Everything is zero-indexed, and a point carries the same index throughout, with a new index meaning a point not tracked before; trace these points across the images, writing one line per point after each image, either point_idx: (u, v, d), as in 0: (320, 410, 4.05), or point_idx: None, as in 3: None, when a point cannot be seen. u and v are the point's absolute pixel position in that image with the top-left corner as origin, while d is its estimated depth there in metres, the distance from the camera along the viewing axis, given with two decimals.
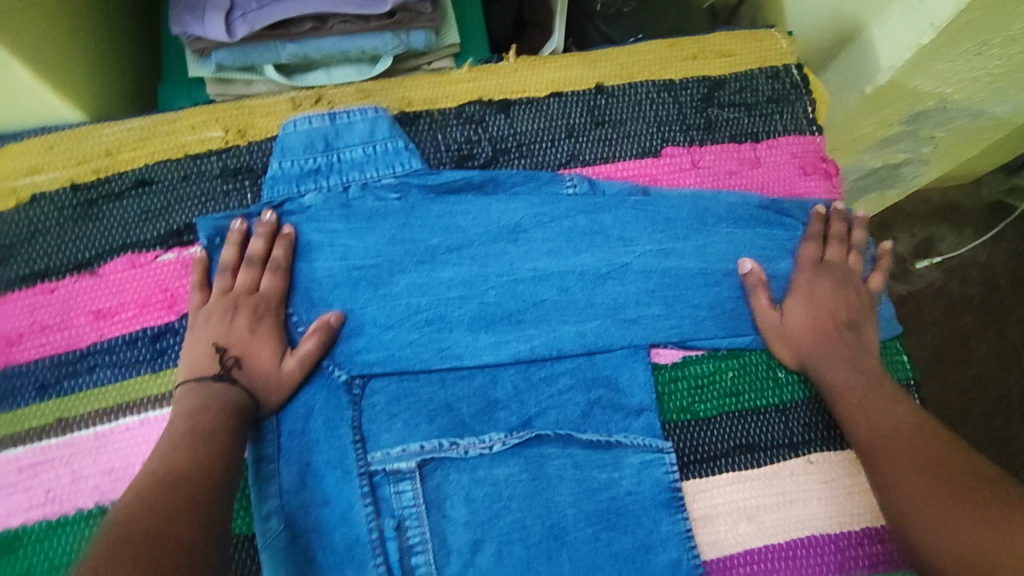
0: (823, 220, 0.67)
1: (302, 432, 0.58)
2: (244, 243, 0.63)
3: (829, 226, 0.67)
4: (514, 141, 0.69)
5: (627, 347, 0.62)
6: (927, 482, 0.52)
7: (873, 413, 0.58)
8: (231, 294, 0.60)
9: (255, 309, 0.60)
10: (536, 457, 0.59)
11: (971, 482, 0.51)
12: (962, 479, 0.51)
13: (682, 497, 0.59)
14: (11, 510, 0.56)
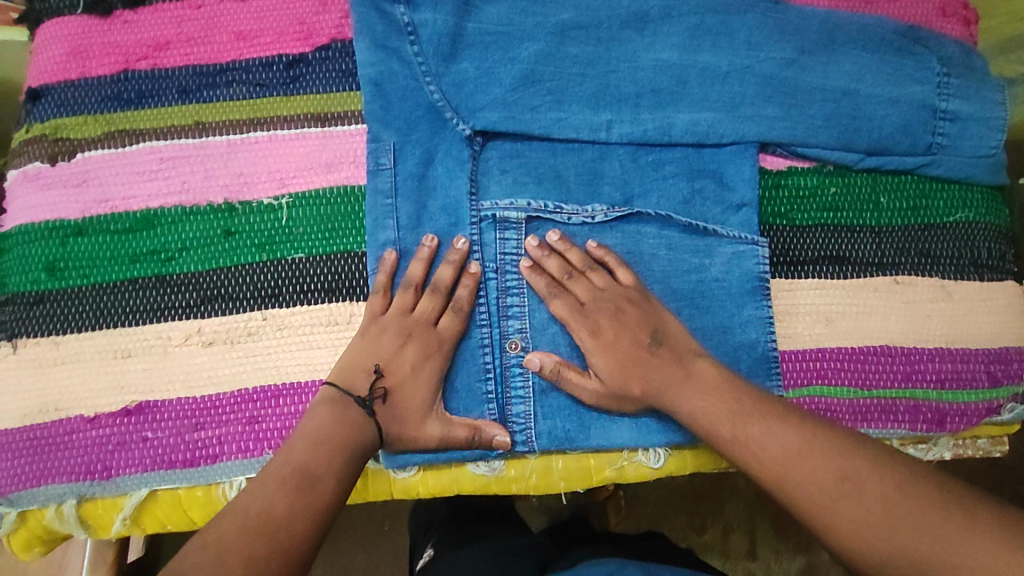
0: (953, 58, 0.65)
1: (421, 175, 0.61)
2: None
3: (960, 66, 0.65)
4: None
5: (737, 145, 0.63)
6: (830, 500, 0.47)
7: (715, 423, 0.53)
8: (366, 33, 0.62)
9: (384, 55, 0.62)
10: (633, 233, 0.62)
11: (884, 473, 0.46)
12: (866, 481, 0.46)
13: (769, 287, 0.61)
14: (151, 193, 0.60)
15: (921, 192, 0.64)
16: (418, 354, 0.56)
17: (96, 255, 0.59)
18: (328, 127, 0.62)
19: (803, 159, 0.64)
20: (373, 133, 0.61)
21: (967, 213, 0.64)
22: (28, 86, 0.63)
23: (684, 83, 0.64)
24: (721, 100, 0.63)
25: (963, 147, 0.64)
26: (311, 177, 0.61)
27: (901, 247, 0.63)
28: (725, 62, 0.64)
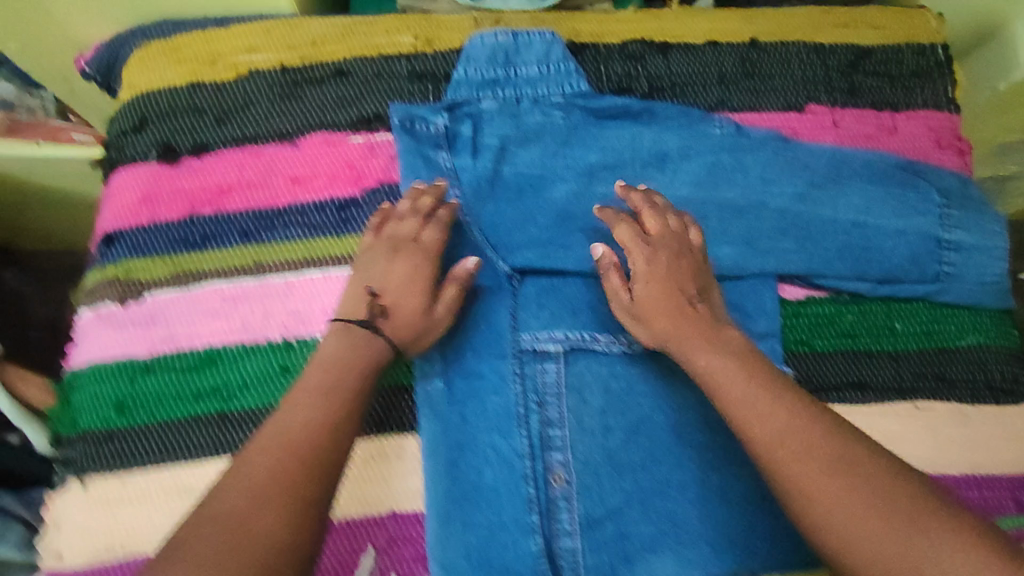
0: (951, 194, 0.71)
1: (466, 311, 0.66)
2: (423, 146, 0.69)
3: (959, 198, 0.71)
4: (668, 81, 0.74)
5: (758, 277, 0.68)
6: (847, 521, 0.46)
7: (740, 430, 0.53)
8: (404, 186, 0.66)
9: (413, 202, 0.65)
10: (668, 361, 0.66)
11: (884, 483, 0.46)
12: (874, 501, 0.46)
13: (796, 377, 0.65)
14: (214, 331, 0.65)
15: (934, 317, 0.69)
16: (410, 274, 0.62)
17: (162, 394, 0.63)
18: None
19: (817, 288, 0.69)
20: None
21: (977, 336, 0.69)
22: (102, 231, 0.68)
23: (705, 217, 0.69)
24: (741, 234, 0.68)
25: (967, 274, 0.69)
26: None
27: (918, 371, 0.67)
28: (742, 198, 0.70)
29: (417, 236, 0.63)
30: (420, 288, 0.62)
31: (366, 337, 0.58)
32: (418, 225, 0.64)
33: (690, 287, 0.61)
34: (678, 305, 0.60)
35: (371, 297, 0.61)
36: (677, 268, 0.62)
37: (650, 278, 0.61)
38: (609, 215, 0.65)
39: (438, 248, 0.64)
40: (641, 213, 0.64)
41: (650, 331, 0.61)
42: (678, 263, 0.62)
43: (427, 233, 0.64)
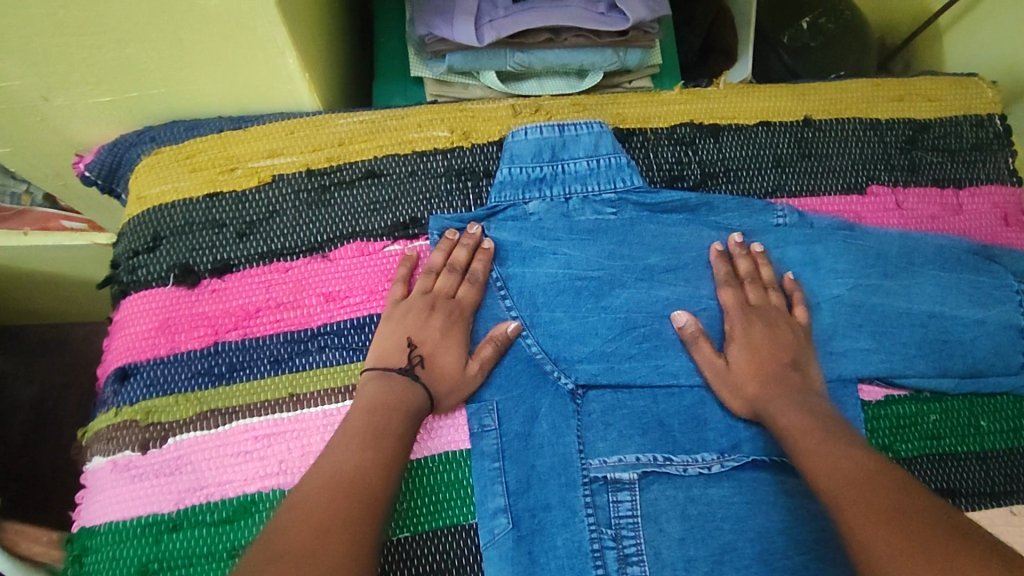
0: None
1: (527, 435, 0.59)
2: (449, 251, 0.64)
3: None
4: (721, 165, 0.70)
5: (836, 380, 0.63)
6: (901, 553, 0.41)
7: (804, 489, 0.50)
8: (431, 294, 0.62)
9: (450, 313, 0.62)
10: (749, 480, 0.60)
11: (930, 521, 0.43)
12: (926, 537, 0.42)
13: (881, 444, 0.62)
14: (249, 476, 0.57)
15: (1018, 411, 0.64)
16: (450, 336, 0.61)
17: (193, 553, 0.55)
18: None
19: (897, 386, 0.64)
20: (473, 393, 0.61)
21: None
22: (115, 365, 0.61)
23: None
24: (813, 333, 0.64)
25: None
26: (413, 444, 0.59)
27: (1011, 473, 0.62)
28: (810, 293, 0.66)
29: (454, 293, 0.63)
30: (456, 341, 0.61)
31: (405, 384, 0.57)
32: (452, 284, 0.63)
33: (785, 356, 0.61)
34: (774, 369, 0.61)
35: (410, 346, 0.60)
36: (772, 342, 0.62)
37: (750, 345, 0.62)
38: (725, 276, 0.65)
39: (474, 305, 0.63)
40: (747, 283, 0.65)
41: (744, 398, 0.60)
42: (773, 338, 0.62)
43: (462, 291, 0.63)
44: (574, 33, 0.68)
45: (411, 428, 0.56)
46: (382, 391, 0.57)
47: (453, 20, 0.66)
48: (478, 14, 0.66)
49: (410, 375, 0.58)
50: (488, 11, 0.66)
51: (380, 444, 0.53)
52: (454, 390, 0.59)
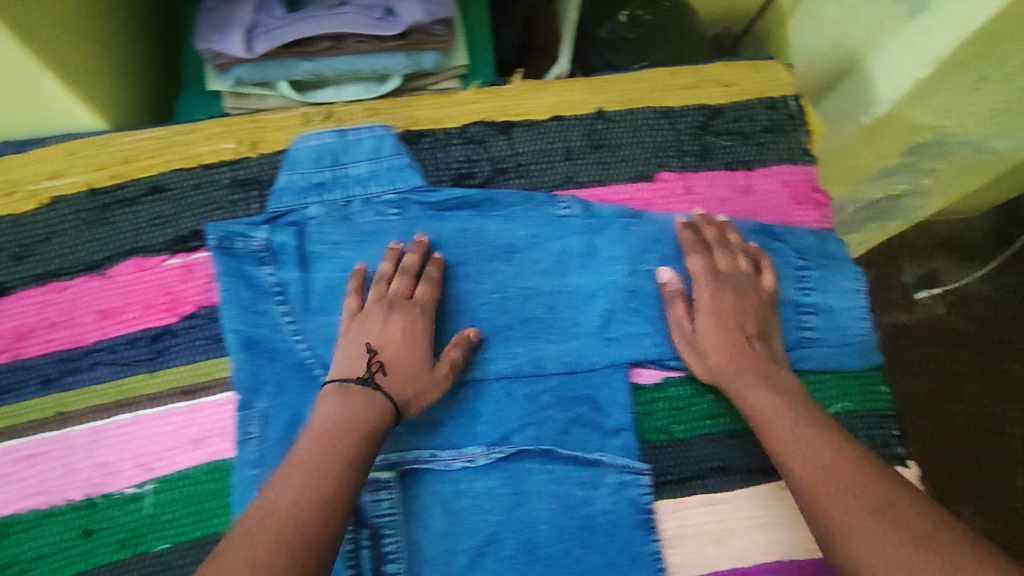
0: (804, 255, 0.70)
1: (288, 440, 0.61)
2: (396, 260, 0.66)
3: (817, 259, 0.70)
4: (512, 161, 0.71)
5: (609, 365, 0.65)
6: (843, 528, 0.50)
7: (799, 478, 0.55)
8: (386, 299, 0.63)
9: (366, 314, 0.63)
10: (517, 471, 0.62)
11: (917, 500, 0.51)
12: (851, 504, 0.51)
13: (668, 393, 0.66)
14: (7, 498, 0.60)
15: None
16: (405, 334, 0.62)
17: None
18: (194, 398, 0.63)
19: (673, 367, 0.66)
20: (242, 401, 0.62)
21: (843, 402, 0.66)
22: None
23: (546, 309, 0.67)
24: (586, 322, 0.67)
25: (826, 342, 0.67)
26: (176, 455, 0.61)
27: None
28: (590, 284, 0.68)
29: (411, 296, 0.64)
30: (417, 342, 0.62)
31: (362, 391, 0.58)
32: (406, 287, 0.64)
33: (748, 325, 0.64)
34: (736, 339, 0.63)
35: (370, 353, 0.60)
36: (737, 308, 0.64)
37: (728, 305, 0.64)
38: (690, 244, 0.67)
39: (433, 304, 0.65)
40: (715, 248, 0.67)
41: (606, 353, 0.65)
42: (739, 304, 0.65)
43: (420, 291, 0.64)
44: (356, 39, 0.68)
45: (364, 447, 0.55)
46: (337, 409, 0.56)
47: (226, 34, 0.65)
48: (251, 26, 0.65)
49: (368, 385, 0.58)
50: (262, 22, 0.65)
51: (325, 476, 0.52)
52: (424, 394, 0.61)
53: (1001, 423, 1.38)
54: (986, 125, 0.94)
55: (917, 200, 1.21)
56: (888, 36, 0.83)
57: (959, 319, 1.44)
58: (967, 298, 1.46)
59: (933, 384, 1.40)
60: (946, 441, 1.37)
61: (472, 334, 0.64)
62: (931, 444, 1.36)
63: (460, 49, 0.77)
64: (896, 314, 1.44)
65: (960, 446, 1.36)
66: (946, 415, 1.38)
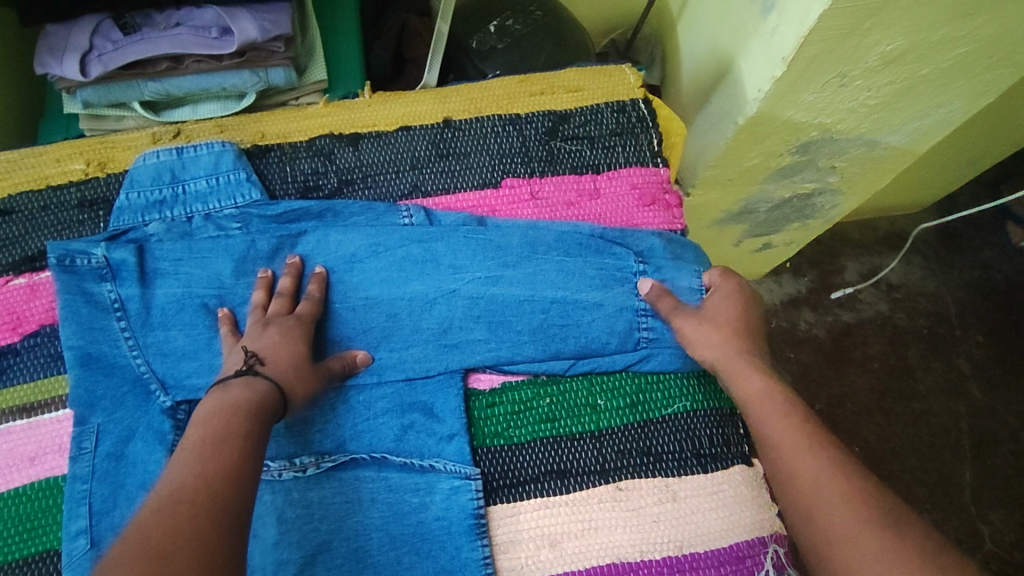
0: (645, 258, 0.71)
1: (119, 455, 0.59)
2: (271, 286, 0.66)
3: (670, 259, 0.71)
4: (359, 172, 0.72)
5: (444, 373, 0.65)
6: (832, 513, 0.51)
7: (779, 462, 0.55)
8: (267, 317, 0.63)
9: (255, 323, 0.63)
10: (351, 479, 0.61)
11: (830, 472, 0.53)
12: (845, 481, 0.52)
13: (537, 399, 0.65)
14: None
15: (636, 387, 0.66)
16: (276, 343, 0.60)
17: None
18: (32, 416, 0.62)
19: (513, 372, 0.66)
20: (78, 416, 0.60)
21: (683, 402, 0.66)
22: None
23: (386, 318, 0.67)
24: (428, 328, 0.66)
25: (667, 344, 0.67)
26: (12, 473, 0.60)
27: (622, 449, 0.64)
28: (430, 292, 0.67)
29: (291, 312, 0.64)
30: (297, 345, 0.61)
31: (246, 384, 0.56)
32: (286, 305, 0.64)
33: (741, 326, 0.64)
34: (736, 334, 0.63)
35: (249, 354, 0.59)
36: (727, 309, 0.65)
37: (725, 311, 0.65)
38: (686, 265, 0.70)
39: (313, 319, 0.64)
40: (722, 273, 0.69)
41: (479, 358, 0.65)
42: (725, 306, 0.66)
43: (301, 307, 0.64)
44: (194, 59, 0.71)
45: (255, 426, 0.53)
46: (212, 401, 0.55)
47: (62, 58, 0.68)
48: (87, 50, 0.68)
49: (246, 376, 0.57)
50: (98, 46, 0.69)
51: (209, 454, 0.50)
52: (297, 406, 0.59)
53: (955, 419, 1.36)
54: (868, 122, 0.95)
55: (829, 203, 1.21)
56: (747, 37, 0.85)
57: (903, 316, 1.45)
58: (912, 294, 1.47)
59: (883, 381, 1.39)
60: (899, 438, 1.34)
61: (359, 356, 0.64)
62: (884, 442, 1.34)
63: (316, 65, 0.80)
64: (840, 312, 1.45)
65: (914, 443, 1.34)
66: (898, 413, 1.36)
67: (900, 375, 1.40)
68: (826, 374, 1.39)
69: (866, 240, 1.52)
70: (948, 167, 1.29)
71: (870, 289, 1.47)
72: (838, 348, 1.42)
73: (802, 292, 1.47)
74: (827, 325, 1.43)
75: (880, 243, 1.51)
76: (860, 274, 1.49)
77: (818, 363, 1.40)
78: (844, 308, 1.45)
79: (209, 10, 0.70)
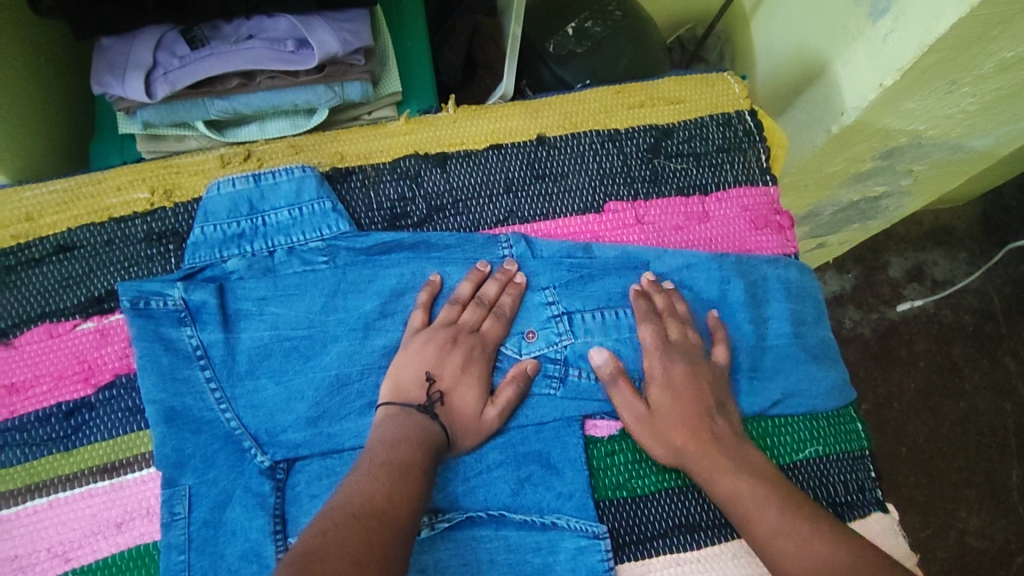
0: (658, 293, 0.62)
1: (217, 522, 0.55)
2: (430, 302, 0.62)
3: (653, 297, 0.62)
4: (449, 198, 0.66)
5: (560, 420, 0.60)
6: None
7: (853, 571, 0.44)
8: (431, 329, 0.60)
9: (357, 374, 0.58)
10: (468, 539, 0.56)
11: None
12: None
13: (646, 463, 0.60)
14: None
15: (763, 431, 0.61)
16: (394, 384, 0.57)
17: None
18: (114, 477, 0.57)
19: None
20: (166, 478, 0.56)
21: (814, 446, 0.61)
22: None
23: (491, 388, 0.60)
24: (537, 390, 0.60)
25: (797, 384, 0.62)
26: (98, 542, 0.56)
27: None
28: (541, 352, 0.62)
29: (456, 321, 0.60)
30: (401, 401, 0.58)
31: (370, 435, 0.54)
32: (453, 316, 0.60)
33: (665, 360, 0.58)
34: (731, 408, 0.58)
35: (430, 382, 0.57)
36: (659, 369, 0.59)
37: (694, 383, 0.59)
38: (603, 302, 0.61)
39: (496, 343, 0.61)
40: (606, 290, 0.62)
41: None
42: (658, 364, 0.59)
43: (455, 327, 0.60)
44: (267, 75, 0.64)
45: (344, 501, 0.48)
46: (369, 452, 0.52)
47: (123, 76, 0.62)
48: (151, 66, 0.62)
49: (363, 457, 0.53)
50: (163, 62, 0.62)
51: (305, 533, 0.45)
52: (468, 437, 0.57)
53: (1002, 419, 1.25)
54: (961, 127, 0.85)
55: (896, 204, 1.11)
56: (850, 41, 0.76)
57: (948, 312, 1.31)
58: (957, 289, 1.32)
59: (929, 383, 1.26)
60: (943, 438, 1.23)
61: (530, 367, 0.60)
62: (932, 441, 1.23)
63: (390, 76, 0.73)
64: (887, 308, 1.31)
65: (959, 444, 1.22)
66: (945, 412, 1.25)
67: (911, 380, 1.26)
68: (870, 373, 1.27)
69: (910, 233, 1.35)
70: (1015, 163, 1.19)
71: (915, 285, 1.32)
72: (883, 347, 1.28)
73: (846, 289, 1.32)
74: (873, 323, 1.29)
75: (922, 237, 1.35)
76: (903, 270, 1.33)
77: (866, 363, 1.27)
78: (890, 304, 1.31)
79: (283, 21, 0.63)
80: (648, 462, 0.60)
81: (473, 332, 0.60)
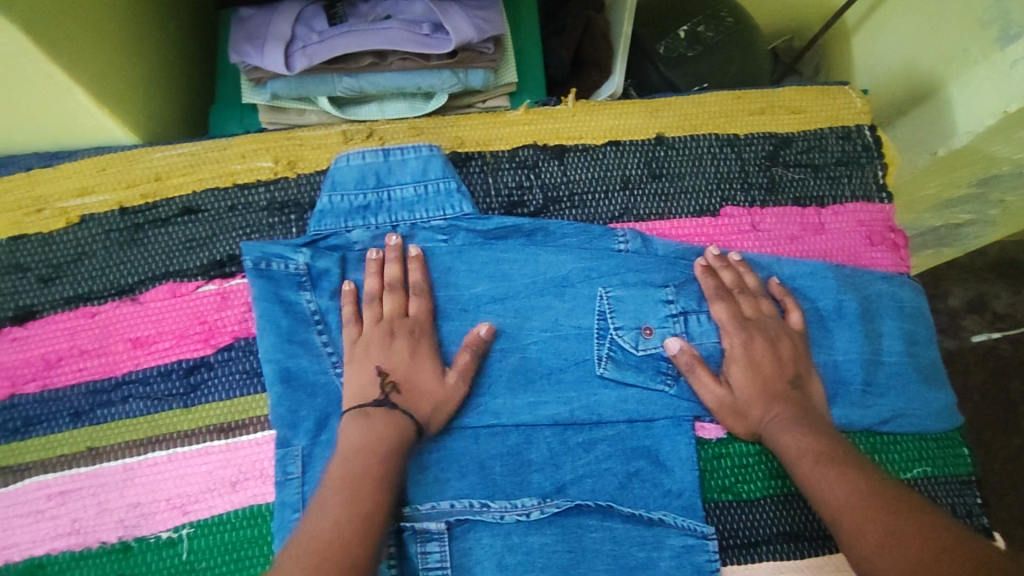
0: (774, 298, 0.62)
1: None
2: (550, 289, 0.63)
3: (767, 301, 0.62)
4: (565, 190, 0.67)
5: (671, 417, 0.60)
6: None
7: None
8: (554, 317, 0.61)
9: (411, 332, 0.59)
10: (573, 527, 0.57)
11: None
12: None
13: (754, 468, 0.60)
14: (38, 537, 0.56)
15: (872, 446, 0.61)
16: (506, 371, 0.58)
17: None
18: (231, 438, 0.59)
19: None
20: (281, 438, 0.57)
21: (921, 467, 0.61)
22: None
23: (603, 381, 0.61)
24: (649, 386, 0.61)
25: (908, 404, 0.62)
26: (214, 498, 0.57)
27: None
28: (656, 349, 0.62)
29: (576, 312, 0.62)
30: None
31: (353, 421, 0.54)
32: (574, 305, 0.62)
33: (778, 367, 0.59)
34: None
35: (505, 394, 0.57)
36: (774, 376, 0.58)
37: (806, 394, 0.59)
38: (717, 296, 0.62)
39: (429, 317, 0.60)
40: (736, 293, 0.62)
41: None
42: (774, 371, 0.59)
43: (563, 324, 0.62)
44: (399, 57, 0.65)
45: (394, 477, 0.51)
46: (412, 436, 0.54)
47: (263, 47, 0.63)
48: (290, 40, 0.63)
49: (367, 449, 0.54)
50: (301, 36, 0.63)
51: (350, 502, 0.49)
52: None
53: None
54: None
55: (977, 233, 1.06)
56: (970, 64, 0.75)
57: None
58: None
59: None
60: None
61: (482, 334, 0.60)
62: None
63: (509, 66, 0.73)
64: None
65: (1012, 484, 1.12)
66: None
67: None
68: None
69: None
70: None
71: (974, 317, 1.22)
72: None
73: None
74: None
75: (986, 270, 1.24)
76: None
77: None
78: None
79: (419, 3, 0.64)
80: (755, 467, 0.60)
81: (406, 315, 0.60)
